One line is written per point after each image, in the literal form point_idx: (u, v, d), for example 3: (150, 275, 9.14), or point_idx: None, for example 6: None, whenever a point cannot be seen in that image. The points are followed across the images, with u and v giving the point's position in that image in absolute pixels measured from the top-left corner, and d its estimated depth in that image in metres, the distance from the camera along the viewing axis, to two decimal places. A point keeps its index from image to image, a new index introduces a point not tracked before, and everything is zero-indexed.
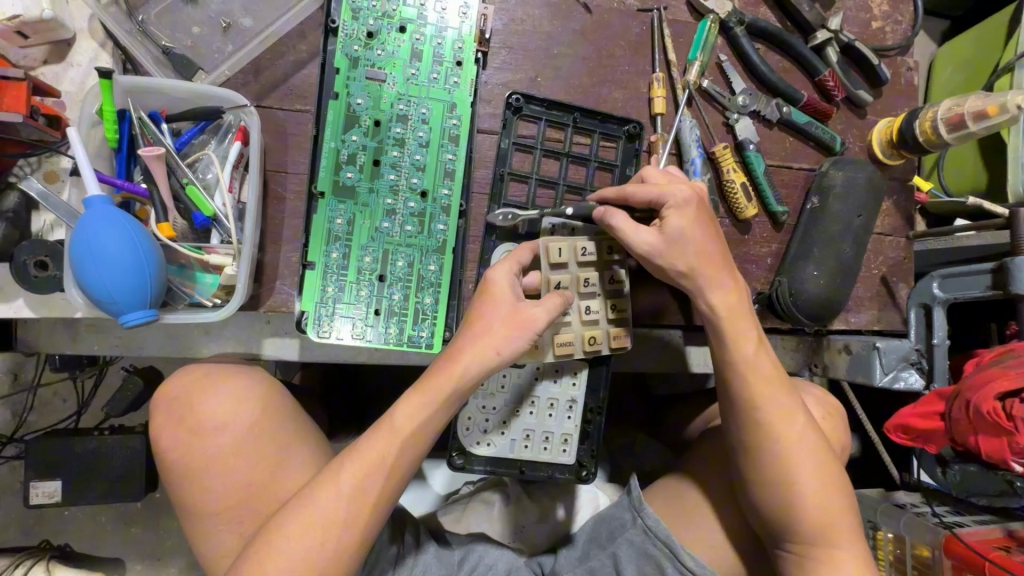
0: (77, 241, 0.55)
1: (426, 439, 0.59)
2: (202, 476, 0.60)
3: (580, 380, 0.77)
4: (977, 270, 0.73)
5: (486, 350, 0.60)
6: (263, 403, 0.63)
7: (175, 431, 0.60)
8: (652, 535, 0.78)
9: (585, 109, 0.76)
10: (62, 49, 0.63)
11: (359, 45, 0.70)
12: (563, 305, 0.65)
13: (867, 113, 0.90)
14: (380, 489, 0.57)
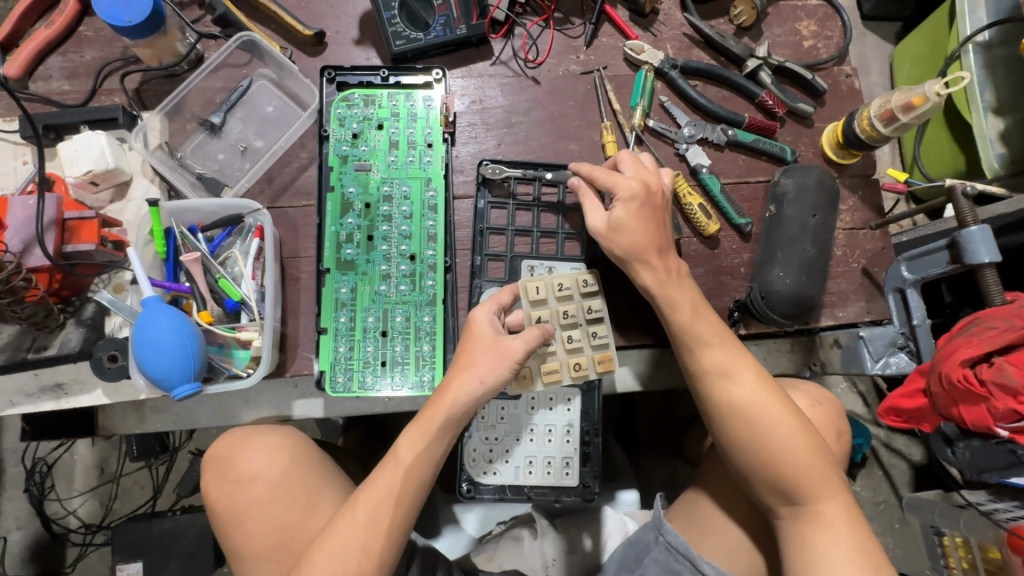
0: (137, 334, 0.69)
1: (429, 468, 0.67)
2: (243, 518, 0.70)
3: (574, 405, 0.84)
4: (935, 248, 0.78)
5: (472, 380, 0.67)
6: (291, 452, 0.74)
7: (220, 482, 0.72)
8: (674, 551, 0.77)
9: (544, 164, 0.86)
10: (123, 188, 0.81)
11: (347, 145, 0.85)
12: (543, 334, 0.71)
13: (813, 122, 0.96)
14: (391, 517, 0.65)
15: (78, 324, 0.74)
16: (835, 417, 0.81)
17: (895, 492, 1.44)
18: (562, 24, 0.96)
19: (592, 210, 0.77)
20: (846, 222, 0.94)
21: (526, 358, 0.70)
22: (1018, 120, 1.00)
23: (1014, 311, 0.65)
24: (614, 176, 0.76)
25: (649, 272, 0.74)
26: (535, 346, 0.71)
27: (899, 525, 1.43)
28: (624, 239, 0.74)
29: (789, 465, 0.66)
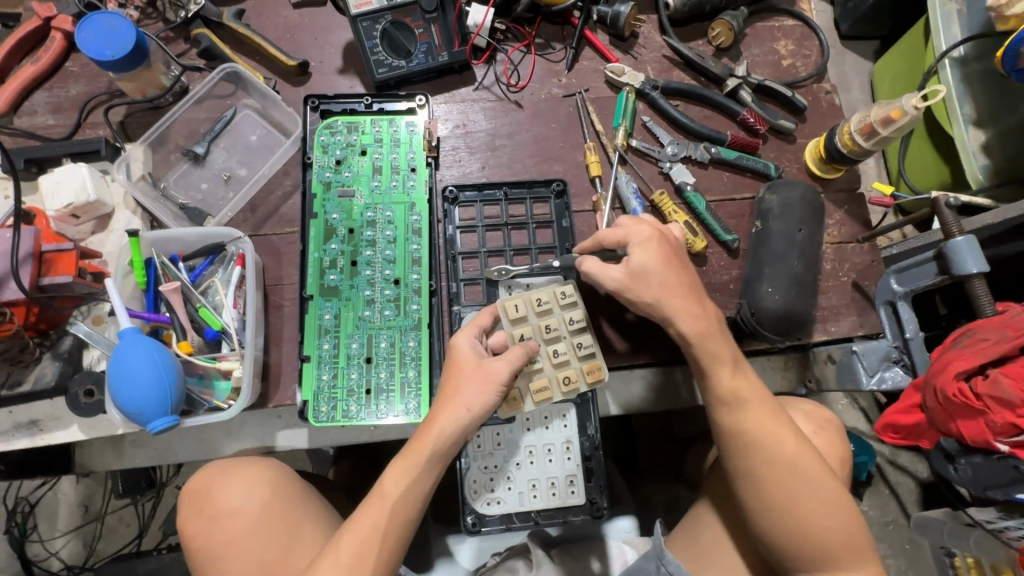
0: (112, 366, 0.67)
1: (415, 504, 0.65)
2: (219, 559, 0.67)
3: (570, 420, 0.81)
4: (922, 259, 0.80)
5: (459, 408, 0.65)
6: (273, 485, 0.71)
7: (196, 520, 0.69)
8: None
9: (513, 183, 0.87)
10: (104, 220, 0.80)
11: (330, 172, 0.85)
12: (528, 353, 0.70)
13: (796, 138, 0.97)
14: (378, 556, 0.62)
15: (54, 359, 0.72)
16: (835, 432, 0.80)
17: (904, 512, 1.40)
18: (543, 49, 0.97)
19: (603, 271, 0.71)
20: (833, 236, 0.93)
21: (513, 380, 0.68)
22: (999, 131, 1.00)
23: (1004, 321, 0.64)
24: (628, 227, 0.72)
25: (689, 321, 0.69)
26: (519, 367, 0.69)
27: (909, 545, 1.39)
28: (654, 283, 0.69)
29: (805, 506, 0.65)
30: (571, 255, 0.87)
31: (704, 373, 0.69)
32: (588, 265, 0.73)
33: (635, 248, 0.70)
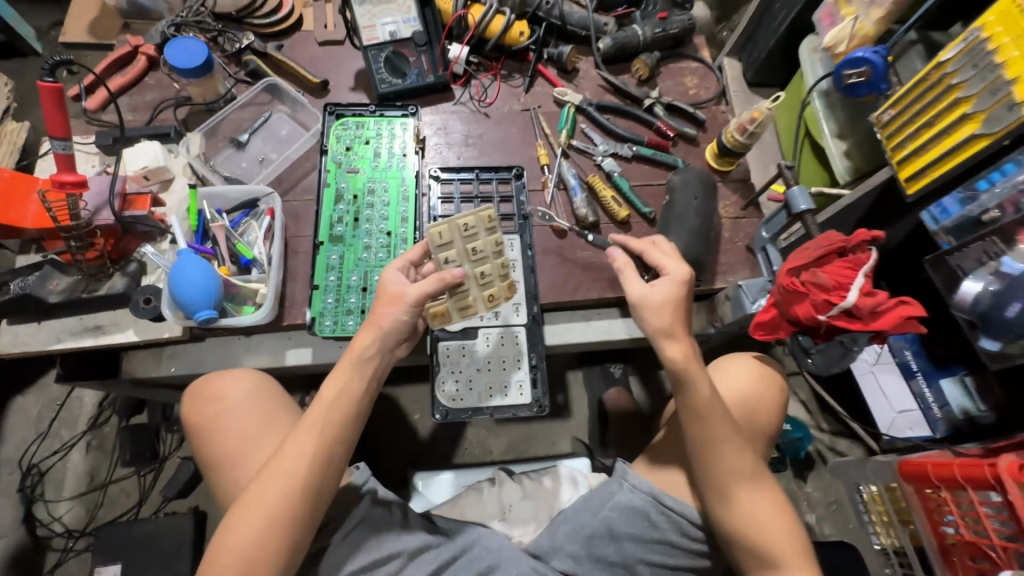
0: (173, 272, 0.90)
1: (348, 404, 0.81)
2: (213, 433, 0.87)
3: (523, 338, 1.05)
4: (777, 212, 1.09)
5: (373, 328, 0.83)
6: (259, 383, 0.92)
7: (195, 402, 0.89)
8: (640, 491, 0.96)
9: (483, 168, 1.15)
10: (167, 184, 1.06)
11: (342, 155, 1.13)
12: (443, 280, 0.85)
13: (699, 143, 1.27)
14: (317, 443, 0.78)
15: (123, 275, 0.95)
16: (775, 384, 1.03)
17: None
18: (507, 78, 1.29)
19: (633, 281, 0.91)
20: (730, 213, 1.19)
21: (423, 302, 0.84)
22: (855, 141, 1.31)
23: (822, 238, 0.90)
24: (668, 258, 0.94)
25: (679, 345, 0.87)
26: (434, 291, 0.85)
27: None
28: (667, 315, 0.88)
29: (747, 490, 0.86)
30: (526, 220, 1.13)
31: (683, 382, 0.87)
32: (624, 272, 0.92)
33: (669, 278, 0.91)
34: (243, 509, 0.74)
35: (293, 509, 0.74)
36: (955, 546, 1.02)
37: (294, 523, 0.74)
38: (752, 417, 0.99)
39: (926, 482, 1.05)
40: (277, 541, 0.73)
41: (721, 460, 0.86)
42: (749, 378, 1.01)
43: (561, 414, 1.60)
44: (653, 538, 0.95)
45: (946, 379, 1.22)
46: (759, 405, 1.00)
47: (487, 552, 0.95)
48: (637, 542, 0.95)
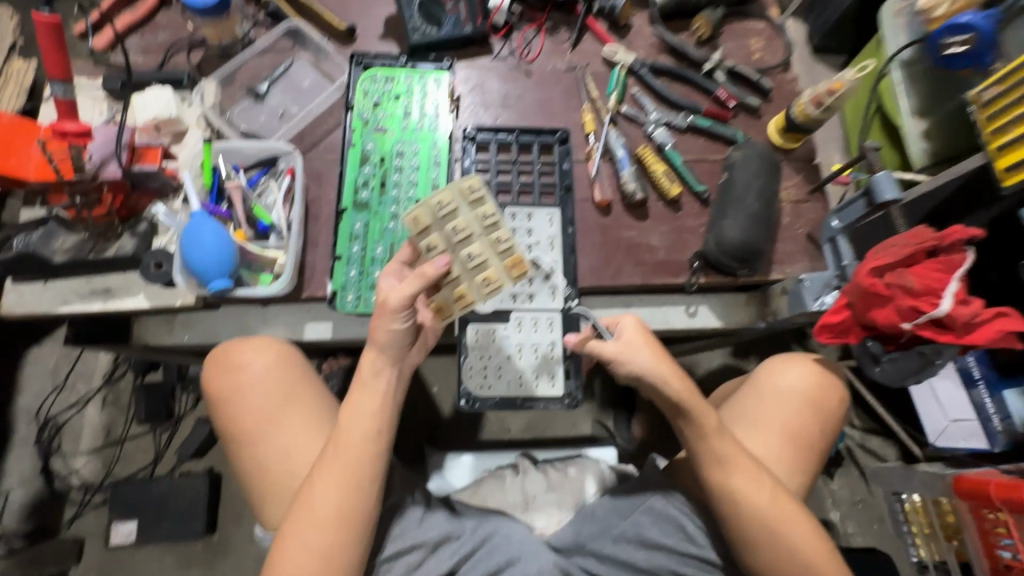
0: (186, 235, 0.82)
1: (385, 417, 0.76)
2: (235, 409, 0.81)
3: (557, 325, 0.97)
4: (854, 199, 0.98)
5: (374, 344, 0.75)
6: (284, 353, 0.85)
7: (218, 374, 0.83)
8: (672, 500, 0.90)
9: (522, 130, 1.03)
10: (180, 136, 0.97)
11: (369, 111, 1.02)
12: (424, 278, 0.72)
13: (762, 115, 1.14)
14: (361, 460, 0.74)
15: (133, 236, 0.87)
16: (833, 396, 0.93)
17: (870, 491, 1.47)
18: (552, 32, 1.16)
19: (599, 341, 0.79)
20: (793, 196, 1.07)
21: (408, 306, 0.72)
22: (936, 121, 1.17)
23: (907, 234, 0.80)
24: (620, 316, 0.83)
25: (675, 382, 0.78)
26: (415, 293, 0.72)
27: (876, 523, 1.45)
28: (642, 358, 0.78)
29: (782, 523, 0.79)
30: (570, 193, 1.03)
31: (687, 416, 0.80)
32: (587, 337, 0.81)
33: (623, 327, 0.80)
34: (287, 544, 0.71)
35: (339, 541, 0.72)
36: (1010, 570, 0.95)
37: (343, 555, 0.72)
38: (801, 432, 0.90)
39: (984, 502, 0.97)
40: (334, 567, 0.71)
41: (739, 494, 0.79)
42: (802, 385, 0.92)
43: (582, 397, 1.53)
44: (688, 551, 0.88)
45: (1010, 390, 1.12)
46: (814, 416, 0.91)
47: (508, 544, 0.87)
48: (669, 553, 0.88)
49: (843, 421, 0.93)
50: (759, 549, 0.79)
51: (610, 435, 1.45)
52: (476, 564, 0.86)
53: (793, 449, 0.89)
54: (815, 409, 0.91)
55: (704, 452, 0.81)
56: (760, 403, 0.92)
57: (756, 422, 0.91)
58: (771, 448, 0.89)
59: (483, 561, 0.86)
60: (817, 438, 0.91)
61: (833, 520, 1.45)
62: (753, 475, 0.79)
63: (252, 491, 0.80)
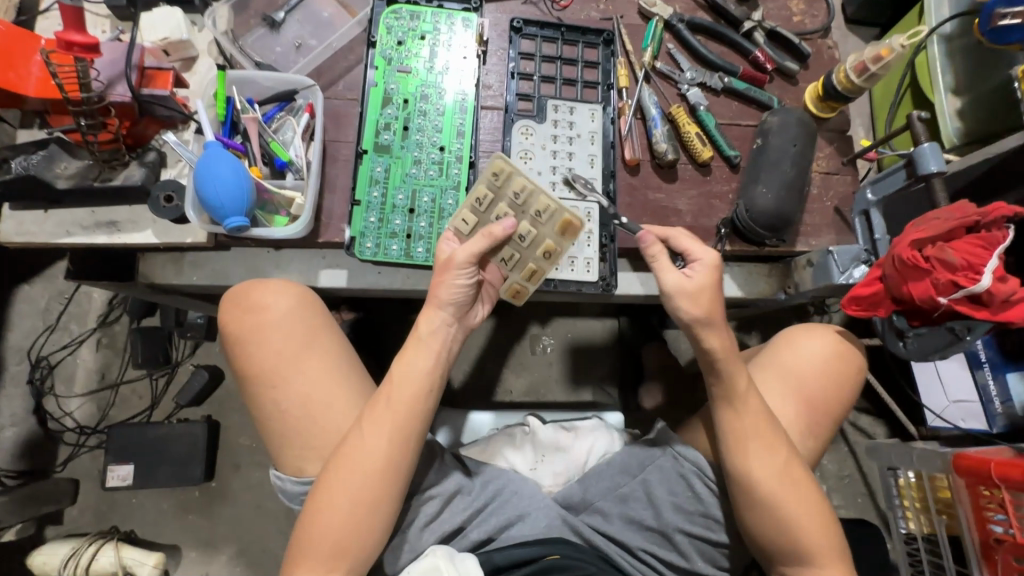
0: (200, 167, 0.77)
1: (428, 382, 0.74)
2: (251, 349, 0.78)
3: (593, 265, 0.94)
4: (894, 170, 0.92)
5: (438, 302, 0.76)
6: (301, 294, 0.82)
7: (233, 312, 0.80)
8: (682, 459, 0.87)
9: (569, 25, 1.02)
10: (190, 62, 0.91)
11: (392, 49, 0.96)
12: (492, 237, 0.77)
13: (798, 81, 1.10)
14: (397, 420, 0.72)
15: (140, 166, 0.82)
16: (855, 366, 0.89)
17: (859, 468, 1.50)
18: None
19: (669, 272, 0.78)
20: (823, 167, 1.05)
21: (474, 262, 0.76)
22: (971, 99, 1.14)
23: (952, 207, 0.78)
24: (696, 241, 0.80)
25: (717, 336, 0.78)
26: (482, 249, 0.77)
27: (861, 499, 1.48)
28: (702, 302, 0.77)
29: (793, 494, 0.75)
30: (611, 148, 1.00)
31: (721, 375, 0.78)
32: (658, 259, 0.79)
33: (699, 265, 0.78)
34: (325, 492, 0.70)
35: (380, 496, 0.70)
36: (999, 545, 0.98)
37: (383, 510, 0.70)
38: (817, 401, 0.86)
39: (982, 479, 0.99)
40: (372, 526, 0.70)
41: (752, 465, 0.75)
42: (818, 356, 0.88)
43: (585, 363, 1.52)
44: (694, 510, 0.86)
45: (1014, 373, 1.12)
46: (830, 387, 0.87)
47: (520, 500, 0.88)
48: (676, 511, 0.86)
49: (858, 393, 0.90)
50: (763, 523, 0.75)
51: (612, 402, 1.46)
52: (486, 520, 0.86)
53: (807, 416, 0.86)
54: (835, 380, 0.87)
55: (720, 417, 0.78)
56: (775, 369, 0.88)
57: (773, 389, 0.87)
58: (786, 416, 0.86)
59: (494, 516, 0.86)
60: (833, 406, 0.87)
61: (821, 494, 1.48)
62: (768, 431, 0.76)
63: (269, 434, 0.78)
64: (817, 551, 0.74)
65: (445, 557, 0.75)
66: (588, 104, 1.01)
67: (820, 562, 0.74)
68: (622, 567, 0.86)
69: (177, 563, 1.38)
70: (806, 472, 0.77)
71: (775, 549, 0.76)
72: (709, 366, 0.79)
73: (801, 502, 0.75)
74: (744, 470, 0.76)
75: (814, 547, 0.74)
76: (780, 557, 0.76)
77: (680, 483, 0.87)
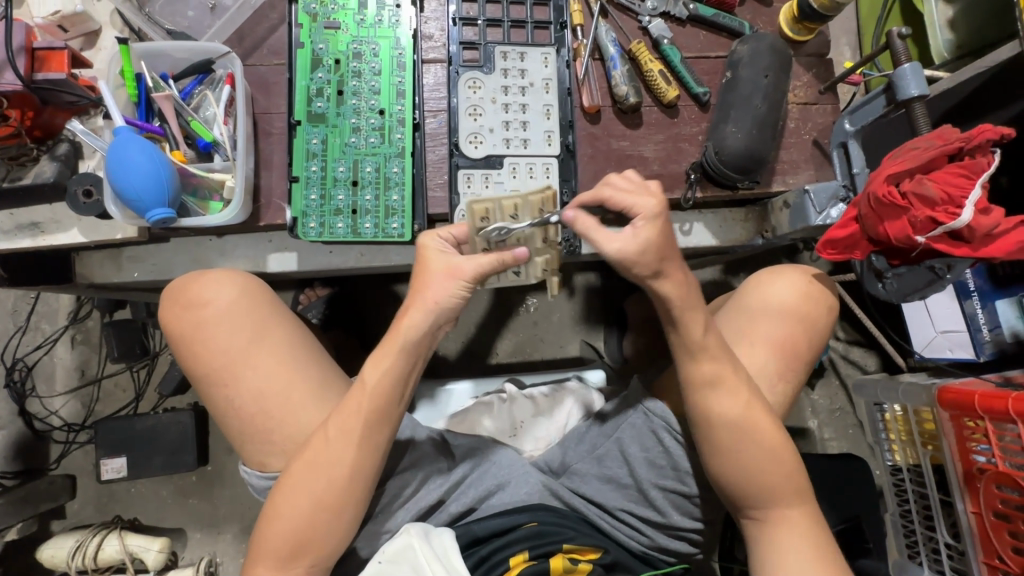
0: (112, 158, 0.71)
1: (394, 390, 0.70)
2: (198, 347, 0.75)
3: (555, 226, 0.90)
4: (873, 97, 0.86)
5: (426, 304, 0.69)
6: (244, 286, 0.78)
7: (174, 308, 0.76)
8: (651, 413, 0.83)
9: None
10: (93, 38, 0.82)
11: (316, 3, 0.87)
12: (504, 262, 0.68)
13: (772, 1, 0.99)
14: (363, 427, 0.69)
15: (51, 159, 0.76)
16: (822, 304, 0.85)
17: (850, 401, 1.50)
18: None
19: (606, 236, 0.66)
20: (800, 97, 0.97)
21: (480, 280, 0.70)
22: (964, 6, 1.04)
23: (933, 135, 0.72)
24: (633, 192, 0.67)
25: (671, 284, 0.69)
26: (493, 272, 0.69)
27: (852, 430, 1.49)
28: (662, 257, 0.68)
29: (761, 434, 0.73)
30: (569, 95, 0.92)
31: (679, 326, 0.72)
32: (590, 232, 0.67)
33: (641, 220, 0.66)
34: (287, 489, 0.69)
35: (345, 496, 0.69)
36: (982, 474, 0.97)
37: (346, 512, 0.69)
38: (789, 346, 0.83)
39: (967, 412, 0.97)
40: (339, 523, 0.69)
41: (717, 412, 0.72)
42: (789, 299, 0.84)
43: (569, 319, 1.49)
44: (665, 464, 0.83)
45: (1004, 300, 1.11)
46: (799, 329, 0.84)
47: (496, 469, 0.85)
48: (648, 466, 0.84)
49: (830, 336, 0.87)
50: (727, 463, 0.73)
51: (597, 356, 1.44)
52: (464, 493, 0.84)
53: (780, 361, 0.82)
54: (805, 322, 0.84)
55: (683, 370, 0.74)
56: (746, 315, 0.85)
57: (743, 334, 0.83)
58: (756, 362, 0.82)
59: (473, 487, 0.84)
60: (804, 350, 0.84)
61: (812, 429, 1.49)
62: (741, 383, 0.73)
63: (228, 428, 0.76)
64: (781, 495, 0.73)
65: (420, 536, 0.70)
66: (540, 48, 0.92)
67: (786, 505, 0.73)
68: (599, 527, 0.84)
69: (185, 545, 1.42)
70: (778, 419, 0.74)
71: (740, 495, 0.74)
72: (665, 316, 0.72)
73: (778, 454, 0.73)
74: (711, 415, 0.73)
75: (791, 495, 0.73)
76: (759, 508, 0.74)
77: (649, 438, 0.83)
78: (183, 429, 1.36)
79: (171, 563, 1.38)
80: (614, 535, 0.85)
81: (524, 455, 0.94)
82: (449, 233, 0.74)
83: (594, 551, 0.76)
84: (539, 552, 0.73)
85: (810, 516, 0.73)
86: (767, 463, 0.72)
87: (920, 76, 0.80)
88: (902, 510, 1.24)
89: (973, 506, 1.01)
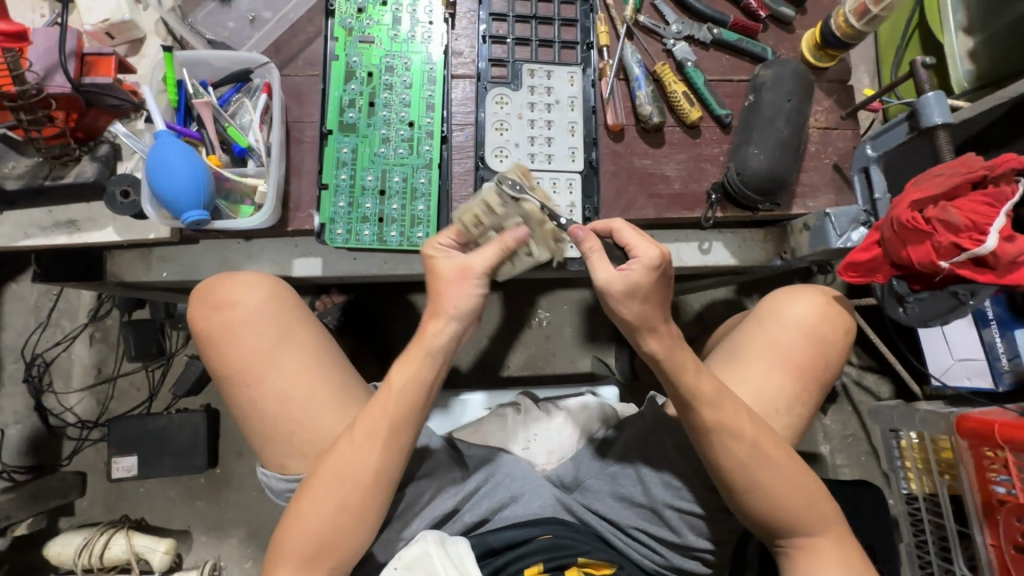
0: (151, 160, 0.73)
1: (420, 395, 0.70)
2: (224, 347, 0.76)
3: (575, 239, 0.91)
4: (896, 124, 0.88)
5: (445, 312, 0.69)
6: (271, 289, 0.79)
7: (204, 307, 0.77)
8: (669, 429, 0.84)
9: None
10: (137, 45, 0.85)
11: (352, 18, 0.90)
12: (506, 245, 0.69)
13: (795, 28, 1.01)
14: (391, 430, 0.69)
15: (92, 160, 0.79)
16: (840, 327, 0.86)
17: (863, 427, 1.48)
18: None
19: (601, 266, 0.68)
20: (821, 122, 0.98)
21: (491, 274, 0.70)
22: (984, 38, 1.05)
23: (958, 162, 0.73)
24: (640, 236, 0.69)
25: (658, 340, 0.69)
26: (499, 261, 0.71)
27: (865, 457, 1.47)
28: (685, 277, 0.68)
29: (780, 458, 0.72)
30: (593, 114, 0.93)
31: None
32: (590, 256, 0.69)
33: (637, 262, 0.67)
34: (314, 490, 0.69)
35: (369, 500, 0.69)
36: (1002, 505, 0.96)
37: (371, 515, 0.69)
38: (804, 368, 0.83)
39: (987, 441, 0.96)
40: (362, 526, 0.69)
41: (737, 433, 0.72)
42: (807, 318, 0.85)
43: (582, 334, 1.49)
44: (682, 483, 0.82)
45: (1022, 330, 1.09)
46: (816, 351, 0.84)
47: (510, 481, 0.85)
48: (664, 485, 0.83)
49: (846, 359, 0.87)
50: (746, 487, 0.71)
51: (610, 372, 1.43)
52: (478, 503, 0.83)
53: (796, 382, 0.82)
54: (821, 345, 0.84)
55: None
56: (766, 334, 0.85)
57: (761, 353, 0.84)
58: (774, 382, 0.82)
59: (487, 498, 0.84)
60: (821, 373, 0.84)
61: (824, 455, 1.47)
62: None
63: (250, 428, 0.77)
64: (798, 524, 0.72)
65: (436, 542, 0.70)
66: (566, 67, 0.94)
67: (816, 531, 0.73)
68: (613, 544, 0.83)
69: (189, 547, 1.41)
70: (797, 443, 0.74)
71: (759, 519, 0.73)
72: None
73: (797, 477, 0.73)
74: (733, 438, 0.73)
75: (808, 520, 0.72)
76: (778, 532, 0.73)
77: (664, 452, 0.84)
78: (195, 430, 1.37)
79: (175, 565, 1.38)
80: (629, 554, 0.83)
81: (537, 468, 0.93)
82: (449, 238, 0.73)
83: (608, 566, 0.76)
84: (554, 564, 0.73)
85: (820, 546, 0.72)
86: (785, 487, 0.71)
87: (945, 105, 0.82)
88: (916, 541, 1.21)
89: (992, 538, 0.99)
